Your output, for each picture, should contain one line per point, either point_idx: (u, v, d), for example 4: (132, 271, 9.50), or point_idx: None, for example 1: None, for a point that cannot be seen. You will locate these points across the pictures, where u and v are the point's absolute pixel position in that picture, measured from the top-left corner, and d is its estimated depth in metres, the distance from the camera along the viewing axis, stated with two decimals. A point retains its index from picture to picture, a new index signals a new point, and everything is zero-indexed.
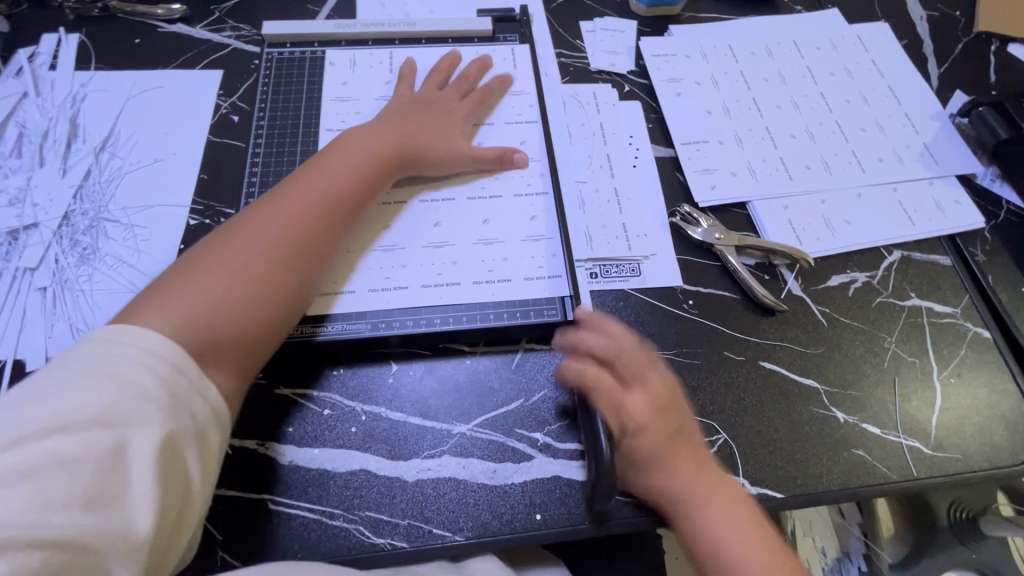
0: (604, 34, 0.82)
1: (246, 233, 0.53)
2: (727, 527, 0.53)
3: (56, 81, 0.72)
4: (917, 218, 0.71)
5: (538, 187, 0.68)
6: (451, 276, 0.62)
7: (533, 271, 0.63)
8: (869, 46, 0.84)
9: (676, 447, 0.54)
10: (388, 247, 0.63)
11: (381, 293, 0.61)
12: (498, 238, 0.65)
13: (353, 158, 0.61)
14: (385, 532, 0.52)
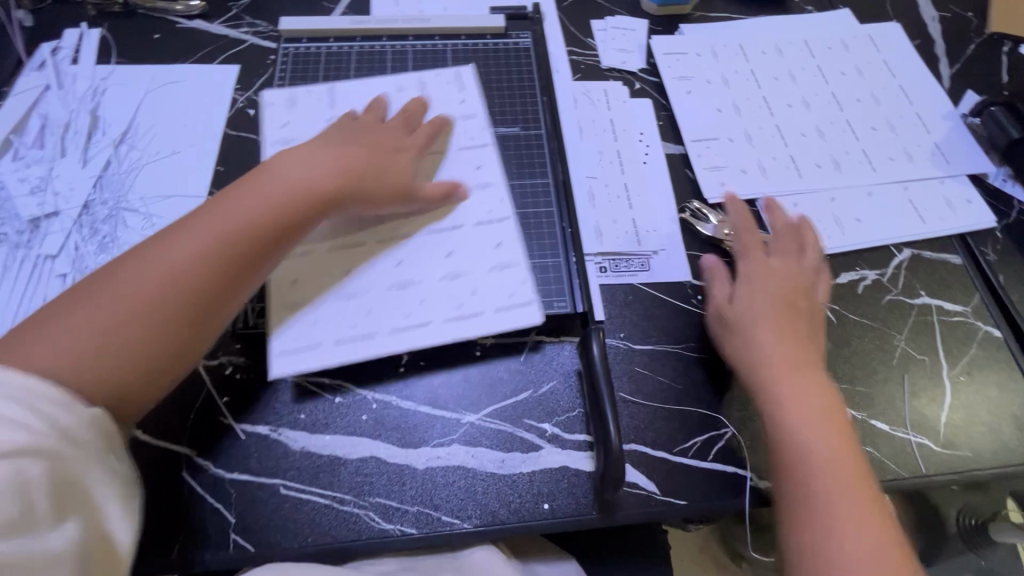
0: (615, 32, 0.83)
1: (132, 277, 0.48)
2: (813, 410, 0.53)
3: (77, 75, 0.74)
4: (928, 217, 0.71)
5: (499, 214, 0.62)
6: (418, 317, 0.57)
7: (506, 300, 0.58)
8: (880, 45, 0.85)
9: (781, 327, 0.58)
10: (348, 293, 0.57)
11: (346, 345, 0.55)
12: (463, 271, 0.59)
13: (267, 197, 0.53)
14: (395, 518, 0.52)
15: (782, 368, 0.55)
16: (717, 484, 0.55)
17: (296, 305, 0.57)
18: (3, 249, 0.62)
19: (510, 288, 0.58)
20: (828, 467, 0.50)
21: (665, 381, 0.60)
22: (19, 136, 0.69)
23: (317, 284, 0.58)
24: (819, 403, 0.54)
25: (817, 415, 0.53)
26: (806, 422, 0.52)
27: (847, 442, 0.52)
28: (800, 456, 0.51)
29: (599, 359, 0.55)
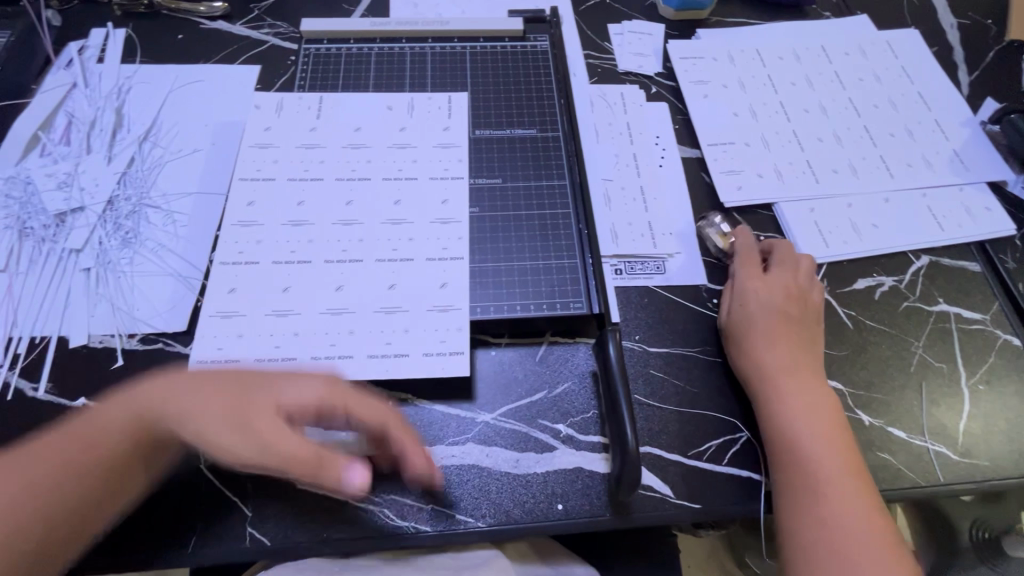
0: (632, 36, 0.83)
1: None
2: (809, 405, 0.55)
3: (103, 73, 0.75)
4: (946, 224, 0.70)
5: (455, 252, 0.60)
6: (346, 349, 0.55)
7: (435, 346, 0.56)
8: (898, 52, 0.84)
9: (784, 327, 0.59)
10: (281, 311, 0.56)
11: (265, 363, 0.54)
12: (401, 307, 0.57)
13: (99, 439, 0.45)
14: (409, 515, 0.53)
15: (782, 365, 0.57)
16: (732, 488, 0.55)
17: (228, 315, 0.56)
18: (29, 243, 0.63)
19: (443, 333, 0.56)
20: (823, 458, 0.52)
21: (679, 384, 0.60)
22: (46, 133, 0.71)
23: (251, 300, 0.57)
24: (814, 398, 0.55)
25: (814, 411, 0.55)
26: (803, 418, 0.54)
27: (841, 435, 0.54)
28: (794, 446, 0.53)
29: (615, 360, 0.55)
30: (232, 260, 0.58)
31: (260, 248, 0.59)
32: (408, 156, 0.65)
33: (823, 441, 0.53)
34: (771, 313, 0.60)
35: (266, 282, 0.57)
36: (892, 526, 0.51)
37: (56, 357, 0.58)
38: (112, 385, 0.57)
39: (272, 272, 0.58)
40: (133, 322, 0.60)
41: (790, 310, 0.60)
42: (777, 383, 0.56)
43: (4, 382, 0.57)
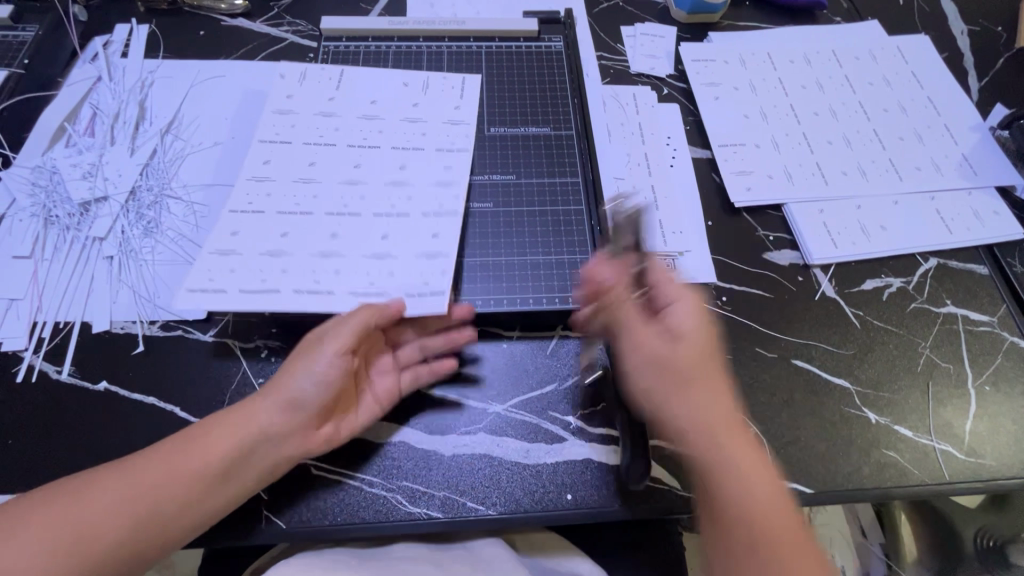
0: (645, 39, 0.85)
1: (62, 528, 0.45)
2: (763, 478, 0.48)
3: (127, 68, 0.77)
4: (955, 227, 0.71)
5: (448, 206, 0.63)
6: (329, 287, 0.57)
7: (419, 289, 0.58)
8: (908, 57, 0.85)
9: (720, 384, 0.51)
10: (273, 252, 0.58)
11: (251, 294, 0.56)
12: (390, 252, 0.60)
13: (196, 462, 0.49)
14: (421, 502, 0.53)
15: (730, 437, 0.49)
16: None
17: (224, 253, 0.58)
18: (54, 230, 0.65)
19: (428, 278, 0.58)
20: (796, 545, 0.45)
21: None
22: (72, 124, 0.73)
23: (246, 240, 0.59)
24: (763, 468, 0.48)
25: (769, 483, 0.48)
26: (762, 495, 0.47)
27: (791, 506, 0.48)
28: (759, 528, 0.45)
29: None
30: (240, 207, 0.61)
31: (268, 199, 0.61)
32: (418, 129, 0.68)
33: (788, 521, 0.46)
34: (707, 366, 0.51)
35: (262, 228, 0.60)
36: None
37: (79, 341, 0.60)
38: (133, 370, 0.58)
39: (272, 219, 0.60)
40: (155, 309, 0.61)
41: (713, 357, 0.52)
42: (730, 459, 0.48)
43: (29, 365, 0.58)
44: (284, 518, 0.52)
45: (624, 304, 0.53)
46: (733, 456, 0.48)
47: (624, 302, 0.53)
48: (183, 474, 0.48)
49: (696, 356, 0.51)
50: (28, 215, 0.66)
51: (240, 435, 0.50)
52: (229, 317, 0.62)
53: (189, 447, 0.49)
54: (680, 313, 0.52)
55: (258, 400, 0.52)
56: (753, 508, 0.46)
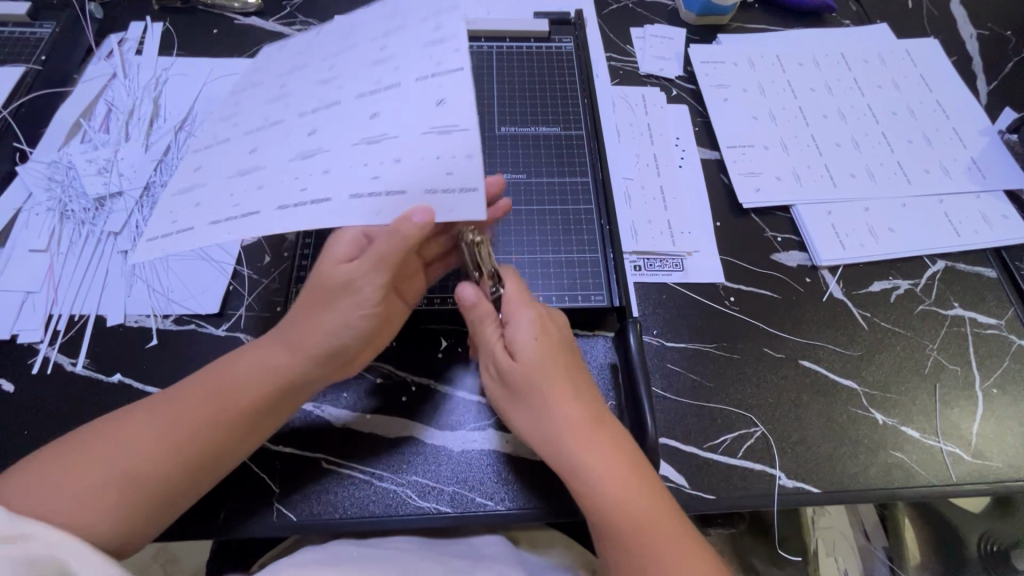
0: (654, 40, 0.85)
1: (97, 483, 0.43)
2: (616, 468, 0.47)
3: (142, 65, 0.78)
4: (963, 230, 0.71)
5: (451, 65, 0.47)
6: (319, 192, 0.45)
7: (438, 179, 0.44)
8: (917, 60, 0.85)
9: (567, 386, 0.49)
10: (245, 172, 0.48)
11: (226, 223, 0.45)
12: (388, 134, 0.45)
13: (229, 404, 0.48)
14: (430, 497, 0.54)
15: (572, 438, 0.48)
16: (746, 481, 0.56)
17: (186, 191, 0.50)
18: (70, 225, 0.66)
19: (445, 162, 0.44)
20: (650, 529, 0.45)
21: (696, 378, 0.61)
22: (87, 120, 0.74)
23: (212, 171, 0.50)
24: (619, 457, 0.48)
25: (620, 473, 0.47)
26: (610, 487, 0.47)
27: (652, 487, 0.48)
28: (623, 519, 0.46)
29: (636, 350, 0.57)
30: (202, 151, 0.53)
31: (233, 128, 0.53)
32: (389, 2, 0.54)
33: (645, 507, 0.46)
34: (550, 371, 0.49)
35: (230, 153, 0.51)
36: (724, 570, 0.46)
37: (93, 334, 0.60)
38: (146, 363, 0.59)
39: (242, 140, 0.51)
40: (168, 303, 0.62)
41: (565, 356, 0.51)
42: (574, 458, 0.47)
43: (45, 357, 0.59)
44: (295, 511, 0.53)
45: (484, 320, 0.52)
46: (575, 456, 0.48)
47: (486, 322, 0.52)
48: (227, 423, 0.48)
49: (534, 366, 0.49)
50: (45, 209, 0.67)
51: (279, 381, 0.50)
52: (242, 311, 0.62)
53: (226, 397, 0.48)
54: (519, 323, 0.51)
55: (284, 345, 0.50)
56: (600, 501, 0.46)
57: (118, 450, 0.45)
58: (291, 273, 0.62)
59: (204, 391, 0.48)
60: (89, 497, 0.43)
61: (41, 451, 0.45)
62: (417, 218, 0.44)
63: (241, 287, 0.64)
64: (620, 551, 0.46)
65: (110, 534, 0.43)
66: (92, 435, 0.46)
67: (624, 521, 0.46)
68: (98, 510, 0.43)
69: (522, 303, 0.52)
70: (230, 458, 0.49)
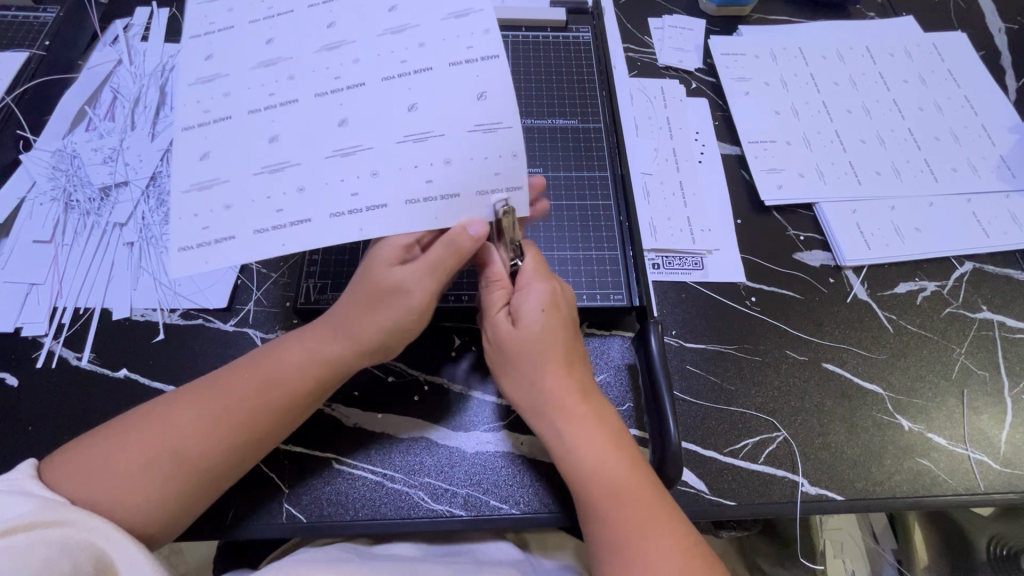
0: (673, 31, 0.82)
1: (142, 469, 0.44)
2: (594, 436, 0.47)
3: (147, 51, 0.76)
4: (992, 231, 0.69)
5: (476, 41, 0.44)
6: (372, 197, 0.43)
7: (488, 180, 0.45)
8: (944, 54, 0.83)
9: (561, 360, 0.49)
10: (274, 167, 0.43)
11: (272, 234, 0.43)
12: (433, 130, 0.43)
13: (270, 395, 0.47)
14: (443, 500, 0.52)
15: (556, 407, 0.48)
16: (768, 487, 0.54)
17: (204, 186, 0.43)
18: (75, 215, 0.64)
19: (495, 163, 0.44)
20: (623, 493, 0.45)
21: (715, 381, 0.59)
22: (92, 108, 0.72)
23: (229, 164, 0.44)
24: (598, 424, 0.48)
25: (594, 431, 0.48)
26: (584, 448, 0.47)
27: (629, 456, 0.47)
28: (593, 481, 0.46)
29: (657, 353, 0.55)
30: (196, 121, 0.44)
31: (229, 101, 0.45)
32: None
33: (619, 474, 0.46)
34: (551, 346, 0.49)
35: (231, 138, 0.44)
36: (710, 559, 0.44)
37: (99, 328, 0.59)
38: (153, 358, 0.57)
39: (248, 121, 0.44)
40: (174, 297, 0.60)
41: (569, 331, 0.51)
42: (555, 425, 0.48)
43: (49, 351, 0.58)
44: (304, 513, 0.51)
45: (492, 284, 0.52)
46: (556, 423, 0.48)
47: (495, 286, 0.52)
48: (272, 410, 0.47)
49: (534, 340, 0.49)
50: (49, 199, 0.65)
51: (324, 368, 0.49)
52: (251, 306, 0.61)
53: (269, 386, 0.48)
54: (527, 296, 0.50)
55: (327, 333, 0.49)
56: (576, 467, 0.47)
57: (164, 431, 0.45)
58: (300, 267, 0.60)
59: (247, 380, 0.48)
60: (140, 479, 0.43)
61: (91, 434, 0.46)
62: (472, 230, 0.46)
63: (249, 281, 0.62)
64: (592, 513, 0.46)
65: (158, 516, 0.44)
66: (137, 418, 0.46)
67: (598, 486, 0.46)
68: (144, 495, 0.43)
69: (536, 277, 0.52)
70: (273, 442, 0.49)
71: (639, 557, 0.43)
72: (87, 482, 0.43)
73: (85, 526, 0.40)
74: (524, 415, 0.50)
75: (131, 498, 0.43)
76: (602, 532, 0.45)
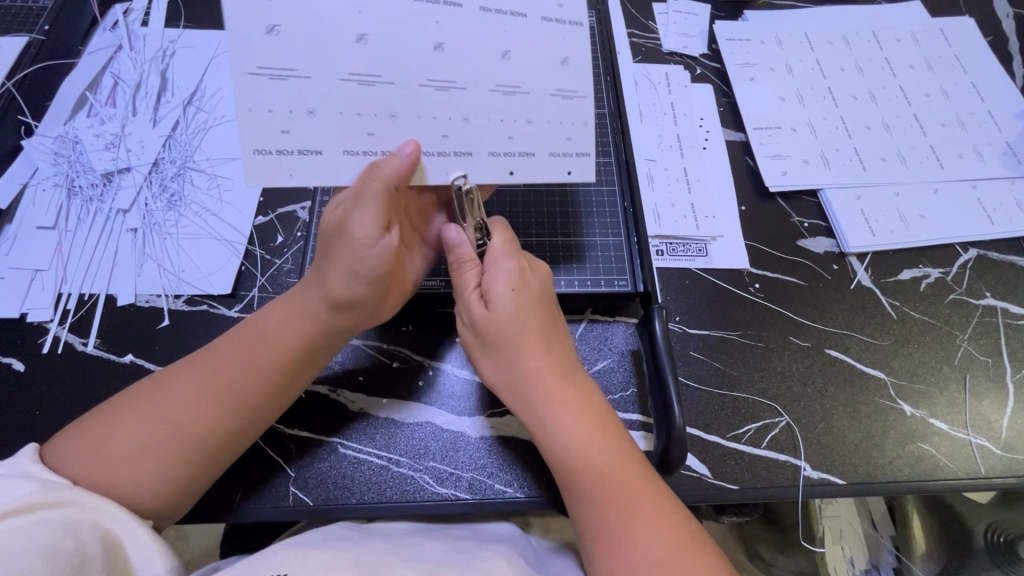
0: (677, 16, 0.82)
1: (143, 439, 0.44)
2: (578, 417, 0.48)
3: (147, 36, 0.74)
4: (996, 217, 0.69)
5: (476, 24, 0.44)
6: (461, 142, 0.47)
7: (561, 145, 0.49)
8: (951, 40, 0.82)
9: (538, 334, 0.50)
10: (367, 81, 0.44)
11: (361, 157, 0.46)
12: (521, 87, 0.47)
13: (261, 355, 0.48)
14: (449, 484, 0.53)
15: (538, 389, 0.48)
16: (770, 472, 0.55)
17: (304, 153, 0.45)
18: (77, 202, 0.64)
19: (568, 128, 0.49)
20: (612, 475, 0.46)
21: (719, 366, 0.59)
22: (93, 94, 0.71)
23: (318, 133, 0.45)
24: (582, 404, 0.48)
25: (579, 413, 0.48)
26: (571, 431, 0.47)
27: (617, 436, 0.48)
28: (578, 465, 0.46)
29: (661, 338, 0.54)
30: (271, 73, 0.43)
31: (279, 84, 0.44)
32: None
33: (605, 458, 0.46)
34: (523, 322, 0.49)
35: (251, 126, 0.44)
36: (704, 544, 0.44)
37: (103, 314, 0.59)
38: (159, 343, 0.58)
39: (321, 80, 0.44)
40: (179, 282, 0.61)
41: (543, 308, 0.51)
42: (537, 406, 0.48)
43: (55, 337, 0.58)
44: (311, 496, 0.52)
45: (463, 266, 0.52)
46: (537, 403, 0.48)
47: (465, 268, 0.52)
48: (262, 374, 0.48)
49: (507, 317, 0.49)
50: (52, 185, 0.65)
51: (312, 331, 0.49)
52: (254, 292, 0.61)
53: (261, 347, 0.48)
54: (497, 272, 0.51)
55: (311, 295, 0.49)
56: (561, 448, 0.47)
57: (162, 400, 0.46)
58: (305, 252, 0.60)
59: (238, 343, 0.49)
60: (144, 453, 0.44)
61: (92, 413, 0.46)
62: (405, 153, 0.45)
63: (253, 267, 0.62)
64: (581, 498, 0.46)
65: (164, 488, 0.44)
66: (135, 390, 0.47)
67: (584, 466, 0.46)
68: (148, 462, 0.44)
69: (504, 254, 0.52)
70: (268, 412, 0.49)
71: (629, 534, 0.43)
72: (86, 457, 0.43)
73: (93, 506, 0.41)
74: (505, 399, 0.50)
75: (136, 473, 0.43)
76: (593, 518, 0.45)
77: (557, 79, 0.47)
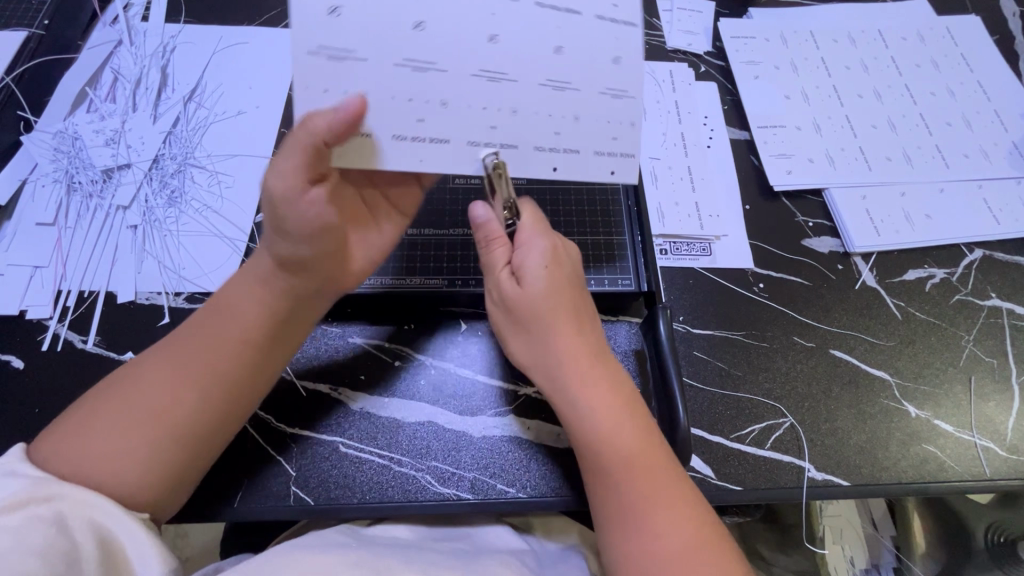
0: (682, 13, 0.81)
1: (117, 430, 0.43)
2: (608, 399, 0.47)
3: (147, 32, 0.74)
4: (1002, 218, 0.68)
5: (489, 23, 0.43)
6: (508, 134, 0.47)
7: (607, 144, 0.49)
8: (957, 39, 0.81)
9: (570, 315, 0.49)
10: (423, 68, 0.45)
11: (409, 144, 0.46)
12: (570, 84, 0.47)
13: (227, 334, 0.47)
14: (451, 483, 0.53)
15: (569, 369, 0.48)
16: (775, 473, 0.55)
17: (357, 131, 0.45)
18: (77, 198, 0.64)
19: (614, 127, 0.48)
20: (633, 457, 0.45)
21: (723, 367, 0.59)
22: (93, 89, 0.71)
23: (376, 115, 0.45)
24: (611, 388, 0.48)
25: (608, 397, 0.47)
26: (600, 415, 0.47)
27: (641, 419, 0.48)
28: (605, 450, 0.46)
29: (666, 338, 0.54)
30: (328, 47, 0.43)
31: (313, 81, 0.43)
32: None
33: (632, 443, 0.46)
34: (555, 302, 0.49)
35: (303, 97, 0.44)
36: (721, 537, 0.44)
37: (102, 311, 0.59)
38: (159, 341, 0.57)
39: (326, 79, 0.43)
40: (179, 279, 0.60)
41: (574, 289, 0.50)
42: (566, 385, 0.48)
43: (54, 334, 0.57)
44: (312, 495, 0.51)
45: (492, 243, 0.51)
46: (567, 382, 0.48)
47: (493, 245, 0.51)
48: (230, 351, 0.47)
49: (542, 298, 0.48)
50: (51, 180, 0.65)
51: (275, 303, 0.48)
52: None
53: (224, 325, 0.48)
54: (529, 251, 0.49)
55: (266, 266, 0.48)
56: (587, 426, 0.47)
57: (127, 390, 0.45)
58: None
59: (201, 325, 0.48)
60: (121, 444, 0.43)
61: (64, 416, 0.45)
62: (343, 106, 0.43)
63: None
64: (604, 483, 0.46)
65: (148, 476, 0.43)
66: (101, 387, 0.46)
67: (611, 450, 0.46)
68: (124, 451, 0.43)
69: (535, 233, 0.50)
70: (244, 391, 0.48)
71: (651, 516, 0.44)
72: (73, 457, 0.42)
73: (83, 500, 0.40)
74: (534, 377, 0.50)
75: (116, 467, 0.43)
76: (616, 504, 0.45)
77: (561, 76, 0.47)
